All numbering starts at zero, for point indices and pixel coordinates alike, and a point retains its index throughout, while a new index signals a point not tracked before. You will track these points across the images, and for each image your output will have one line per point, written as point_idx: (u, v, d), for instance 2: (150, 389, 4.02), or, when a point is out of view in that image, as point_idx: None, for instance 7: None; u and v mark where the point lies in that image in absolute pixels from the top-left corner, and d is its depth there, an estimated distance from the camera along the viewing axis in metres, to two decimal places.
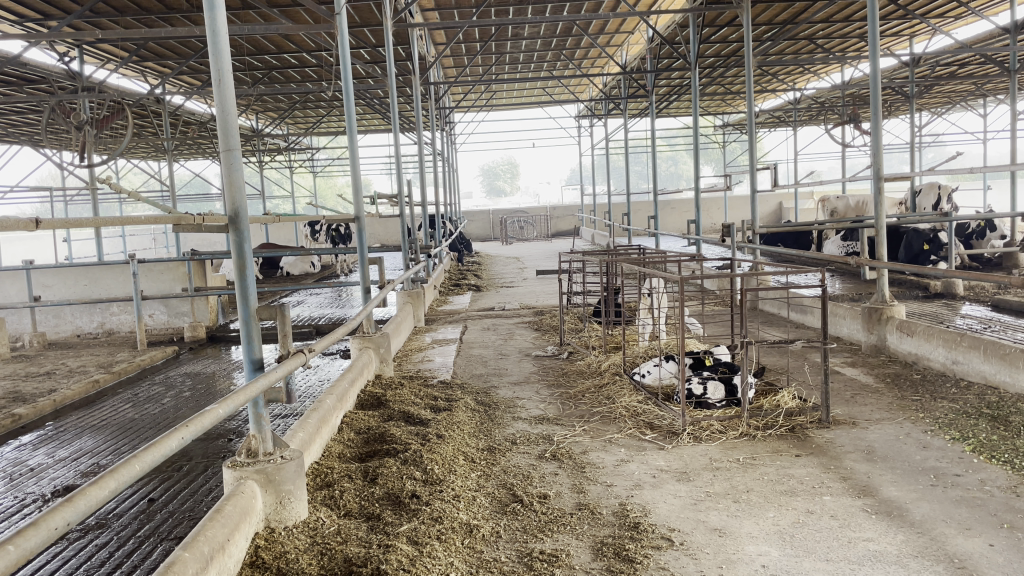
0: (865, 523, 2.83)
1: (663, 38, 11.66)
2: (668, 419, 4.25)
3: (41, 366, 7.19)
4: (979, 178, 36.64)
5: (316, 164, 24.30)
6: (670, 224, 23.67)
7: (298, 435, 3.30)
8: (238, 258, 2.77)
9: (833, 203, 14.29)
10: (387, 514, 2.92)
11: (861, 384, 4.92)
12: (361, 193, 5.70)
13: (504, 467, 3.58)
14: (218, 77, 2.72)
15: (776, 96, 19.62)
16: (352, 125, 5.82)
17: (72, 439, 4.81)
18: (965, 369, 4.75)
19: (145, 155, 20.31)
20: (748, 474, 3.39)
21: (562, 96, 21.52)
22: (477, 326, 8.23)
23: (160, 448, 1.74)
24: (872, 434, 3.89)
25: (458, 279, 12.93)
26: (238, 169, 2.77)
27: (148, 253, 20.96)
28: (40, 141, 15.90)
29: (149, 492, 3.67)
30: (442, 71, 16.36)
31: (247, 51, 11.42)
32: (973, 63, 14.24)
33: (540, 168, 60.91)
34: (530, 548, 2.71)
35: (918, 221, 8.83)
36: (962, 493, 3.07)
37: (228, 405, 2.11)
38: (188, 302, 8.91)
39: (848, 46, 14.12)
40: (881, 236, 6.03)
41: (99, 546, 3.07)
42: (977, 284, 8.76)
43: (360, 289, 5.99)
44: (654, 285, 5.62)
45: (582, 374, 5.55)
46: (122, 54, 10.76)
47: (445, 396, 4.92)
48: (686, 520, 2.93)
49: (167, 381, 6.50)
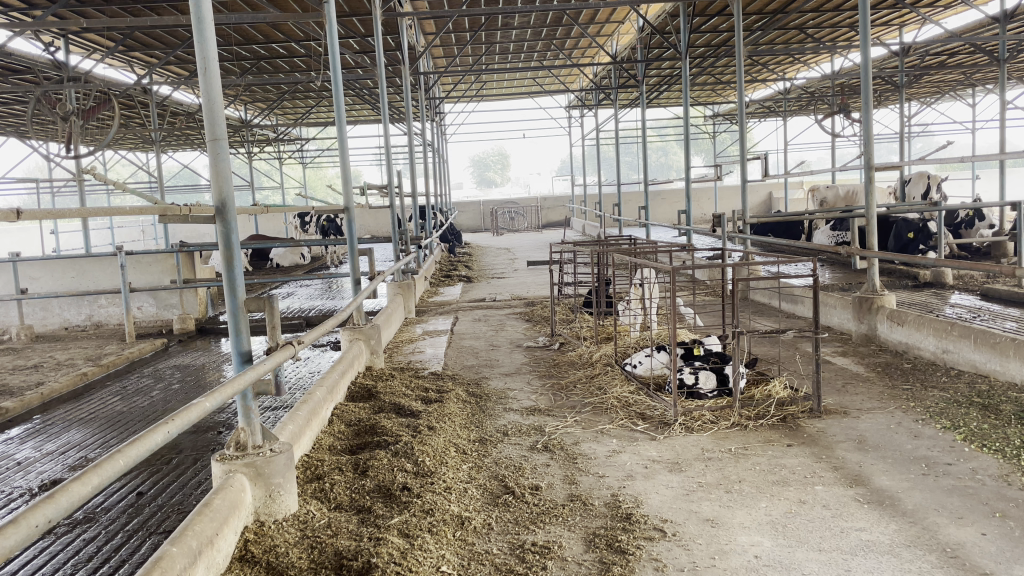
0: (858, 513, 2.83)
1: (654, 28, 11.64)
2: (660, 409, 4.24)
3: (29, 358, 7.13)
4: (967, 168, 36.89)
5: (305, 155, 24.19)
6: (661, 214, 23.72)
7: (288, 428, 3.27)
8: (226, 249, 2.72)
9: (823, 193, 14.32)
10: (378, 506, 2.90)
11: (852, 373, 4.93)
12: (350, 182, 5.60)
13: (496, 458, 3.57)
14: (204, 66, 2.67)
15: (767, 87, 19.66)
16: (341, 115, 5.69)
17: (60, 432, 4.76)
18: (955, 359, 4.77)
19: (133, 146, 20.13)
20: (739, 465, 3.39)
21: (553, 86, 21.47)
22: (468, 317, 8.21)
23: (145, 443, 1.69)
24: (864, 423, 3.89)
25: (449, 270, 12.89)
26: (226, 159, 2.72)
27: (136, 246, 20.81)
28: (25, 132, 15.74)
29: (138, 485, 3.63)
30: (432, 61, 16.27)
31: (235, 42, 11.31)
32: (962, 53, 14.30)
33: (531, 158, 60.95)
34: (522, 540, 2.69)
35: (907, 210, 8.85)
36: (955, 482, 3.08)
37: (215, 398, 2.07)
38: (177, 294, 8.84)
39: (838, 36, 14.15)
40: (872, 227, 6.01)
41: (87, 541, 3.04)
42: (966, 273, 8.81)
43: (351, 280, 5.92)
44: (646, 276, 5.61)
45: (573, 364, 5.54)
46: (108, 44, 10.63)
47: (436, 387, 4.90)
48: (678, 510, 2.92)
49: (156, 373, 6.44)
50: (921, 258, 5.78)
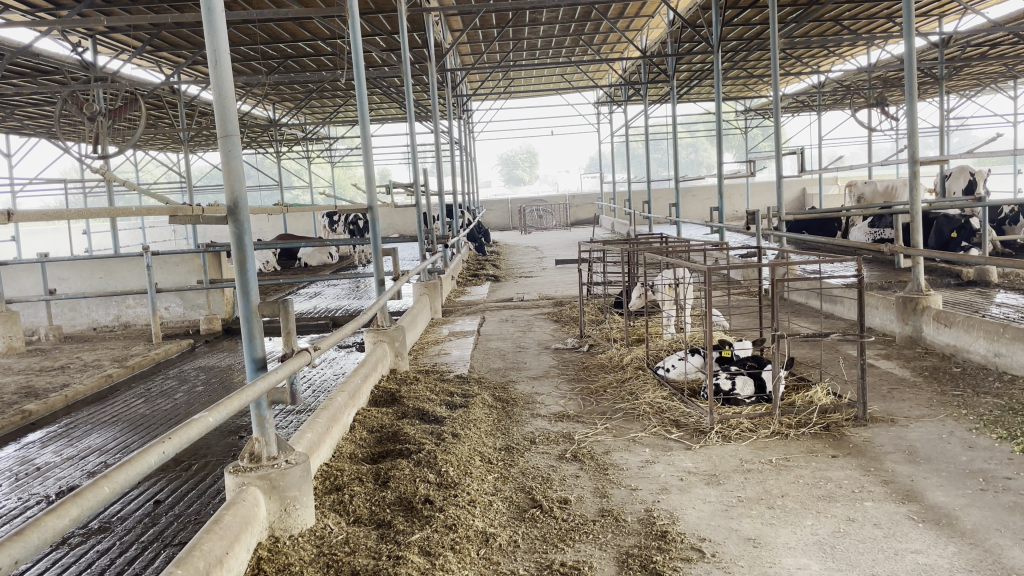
0: (912, 533, 2.61)
1: (684, 21, 11.13)
2: (695, 417, 4.05)
3: (57, 359, 7.17)
4: (1008, 163, 35.85)
5: (334, 152, 24.29)
6: (693, 211, 23.37)
7: (306, 436, 3.16)
8: (239, 251, 2.63)
9: (861, 189, 13.88)
10: (399, 521, 2.77)
11: (898, 377, 4.67)
12: (374, 180, 5.42)
13: (523, 468, 3.41)
14: (215, 60, 2.58)
15: (801, 80, 19.18)
16: (365, 113, 5.49)
17: (82, 436, 4.72)
18: (1008, 363, 4.49)
19: (163, 147, 20.42)
20: (782, 477, 3.18)
21: (582, 82, 21.22)
22: (495, 317, 8.08)
23: (137, 465, 1.54)
24: (913, 432, 3.66)
25: (476, 269, 12.76)
26: (238, 156, 2.64)
27: (167, 245, 21.15)
28: (57, 134, 16.05)
29: (156, 493, 3.55)
30: (459, 58, 16.15)
31: (261, 40, 11.34)
32: (1005, 43, 13.78)
33: (559, 156, 60.63)
34: (550, 559, 2.54)
35: (949, 206, 8.38)
36: (1014, 499, 2.85)
37: (219, 413, 1.92)
38: (204, 295, 8.88)
39: (875, 28, 13.73)
40: (917, 222, 5.69)
41: (100, 553, 2.95)
42: (1013, 271, 8.41)
43: (374, 280, 5.79)
44: (678, 275, 5.42)
45: (603, 367, 5.35)
46: (136, 44, 10.75)
47: (462, 391, 4.76)
48: (718, 529, 2.73)
49: (181, 375, 6.40)
50: (969, 255, 5.51)
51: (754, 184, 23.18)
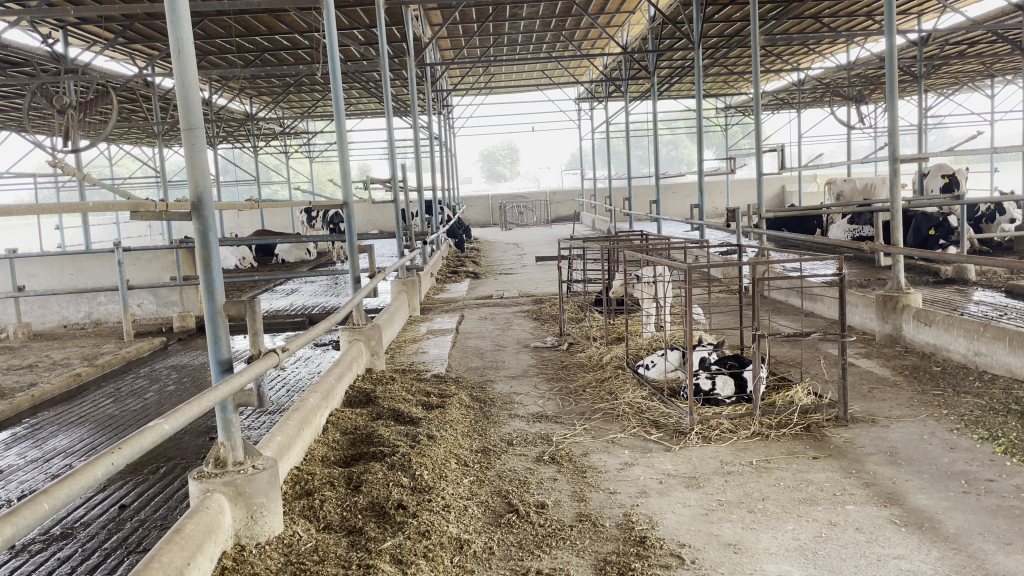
0: (894, 538, 2.56)
1: (665, 16, 11.05)
2: (675, 417, 3.98)
3: (24, 357, 6.95)
4: (984, 162, 36.28)
5: (313, 147, 24.05)
6: (672, 208, 23.49)
7: (275, 439, 3.05)
8: (203, 248, 2.53)
9: (840, 185, 14.01)
10: (371, 527, 2.68)
11: (878, 377, 4.64)
12: (349, 176, 5.27)
13: (499, 471, 3.33)
14: (178, 49, 2.46)
15: (781, 78, 19.28)
16: (338, 106, 5.32)
17: (48, 437, 4.56)
18: (988, 362, 4.49)
19: (137, 140, 20.06)
20: (762, 480, 3.13)
21: (562, 78, 21.17)
22: (474, 315, 7.98)
23: (79, 479, 1.44)
24: (894, 433, 3.63)
25: (456, 266, 12.67)
26: (202, 151, 2.53)
27: (141, 241, 20.83)
28: (28, 127, 15.70)
29: (121, 497, 3.42)
30: (440, 52, 16.01)
31: (238, 33, 11.16)
32: (983, 41, 13.92)
33: (540, 153, 60.69)
34: (525, 567, 2.46)
35: (926, 203, 8.37)
36: (998, 502, 2.81)
37: (176, 419, 1.83)
38: (178, 292, 8.66)
39: (855, 26, 13.82)
40: (898, 220, 5.65)
41: (61, 560, 2.83)
42: (989, 268, 8.48)
43: (350, 276, 5.66)
44: (658, 273, 5.36)
45: (582, 366, 5.28)
46: (108, 36, 10.51)
47: (439, 391, 4.66)
48: (697, 534, 2.67)
49: (152, 374, 6.24)
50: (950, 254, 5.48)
51: (734, 181, 23.31)
